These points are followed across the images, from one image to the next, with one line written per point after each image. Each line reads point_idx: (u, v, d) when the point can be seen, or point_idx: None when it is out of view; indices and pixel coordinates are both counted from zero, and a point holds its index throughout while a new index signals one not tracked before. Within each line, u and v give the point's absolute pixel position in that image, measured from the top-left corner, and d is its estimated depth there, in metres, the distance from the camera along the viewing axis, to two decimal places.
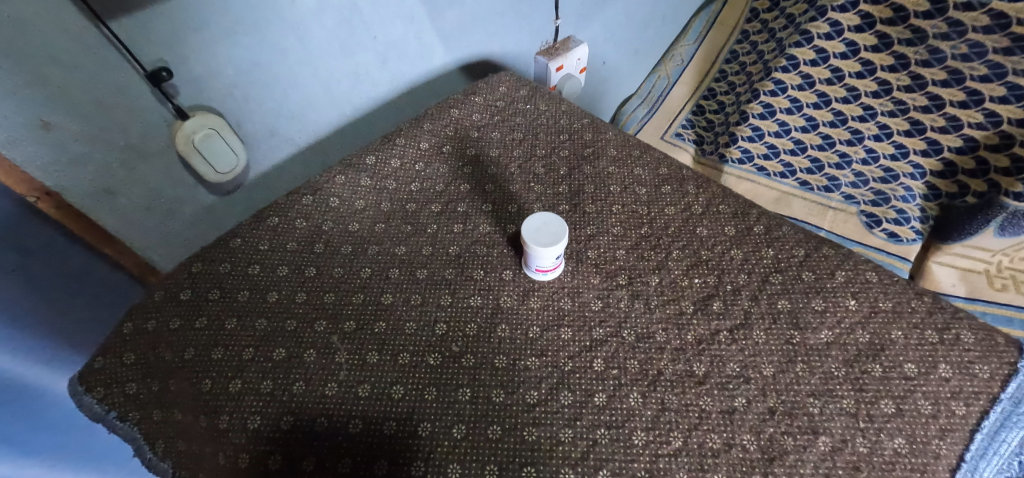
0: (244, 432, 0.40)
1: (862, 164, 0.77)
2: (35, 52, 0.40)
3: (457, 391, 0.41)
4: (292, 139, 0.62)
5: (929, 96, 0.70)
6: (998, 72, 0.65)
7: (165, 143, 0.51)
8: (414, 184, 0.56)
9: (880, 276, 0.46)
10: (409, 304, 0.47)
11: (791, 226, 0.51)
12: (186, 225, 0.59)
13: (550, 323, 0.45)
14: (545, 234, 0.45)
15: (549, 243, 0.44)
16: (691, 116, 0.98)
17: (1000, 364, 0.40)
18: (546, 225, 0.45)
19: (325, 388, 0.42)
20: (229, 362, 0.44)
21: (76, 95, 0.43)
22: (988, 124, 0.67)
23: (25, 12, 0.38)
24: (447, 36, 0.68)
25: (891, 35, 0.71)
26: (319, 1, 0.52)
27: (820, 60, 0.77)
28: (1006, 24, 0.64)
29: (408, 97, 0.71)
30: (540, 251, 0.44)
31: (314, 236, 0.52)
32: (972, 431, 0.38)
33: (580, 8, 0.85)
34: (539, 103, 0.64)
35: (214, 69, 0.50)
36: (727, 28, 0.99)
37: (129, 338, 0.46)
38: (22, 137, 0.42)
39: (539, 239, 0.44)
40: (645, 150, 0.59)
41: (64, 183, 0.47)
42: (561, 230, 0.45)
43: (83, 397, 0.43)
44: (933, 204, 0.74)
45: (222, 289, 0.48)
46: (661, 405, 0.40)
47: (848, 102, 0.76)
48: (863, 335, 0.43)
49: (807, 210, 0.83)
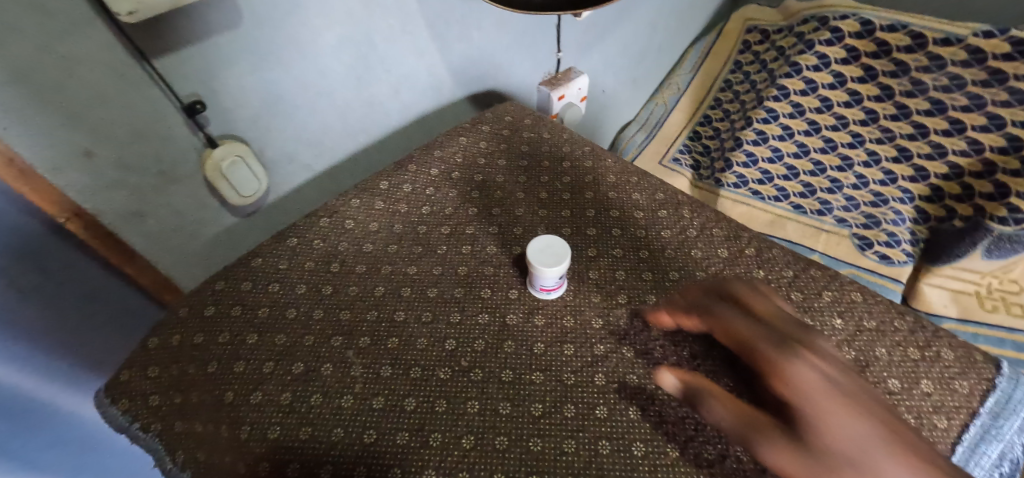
0: (264, 441, 0.42)
1: (853, 188, 0.85)
2: (83, 88, 0.43)
3: (466, 403, 0.44)
4: (309, 165, 0.66)
5: (915, 124, 0.80)
6: (978, 103, 0.75)
7: (193, 169, 0.54)
8: (425, 207, 0.59)
9: (864, 295, 0.49)
10: (421, 321, 0.49)
11: (781, 249, 0.54)
12: (209, 246, 0.62)
13: (553, 340, 0.48)
14: (549, 255, 0.48)
15: (554, 262, 0.47)
16: (688, 142, 1.04)
17: (978, 379, 0.43)
18: (549, 245, 0.49)
19: (341, 400, 0.44)
20: (249, 375, 0.46)
21: (116, 126, 0.47)
22: (971, 151, 0.76)
23: (78, 52, 0.42)
24: (456, 69, 0.73)
25: (876, 68, 0.82)
26: (338, 39, 0.57)
27: (809, 90, 0.88)
28: (983, 58, 0.74)
29: (419, 125, 0.75)
30: (546, 271, 0.47)
31: (330, 256, 0.55)
32: (954, 444, 0.41)
33: (579, 41, 0.88)
34: (542, 131, 0.68)
35: (240, 100, 0.54)
36: (721, 59, 1.07)
37: (154, 352, 0.49)
38: (65, 162, 0.46)
39: (544, 260, 0.47)
40: (642, 177, 0.62)
41: (99, 205, 0.50)
42: (563, 251, 0.48)
43: (108, 409, 0.46)
44: (922, 228, 0.82)
45: (243, 305, 0.51)
46: (659, 417, 0.42)
47: (838, 129, 0.86)
48: (849, 352, 0.45)
49: (801, 233, 0.89)
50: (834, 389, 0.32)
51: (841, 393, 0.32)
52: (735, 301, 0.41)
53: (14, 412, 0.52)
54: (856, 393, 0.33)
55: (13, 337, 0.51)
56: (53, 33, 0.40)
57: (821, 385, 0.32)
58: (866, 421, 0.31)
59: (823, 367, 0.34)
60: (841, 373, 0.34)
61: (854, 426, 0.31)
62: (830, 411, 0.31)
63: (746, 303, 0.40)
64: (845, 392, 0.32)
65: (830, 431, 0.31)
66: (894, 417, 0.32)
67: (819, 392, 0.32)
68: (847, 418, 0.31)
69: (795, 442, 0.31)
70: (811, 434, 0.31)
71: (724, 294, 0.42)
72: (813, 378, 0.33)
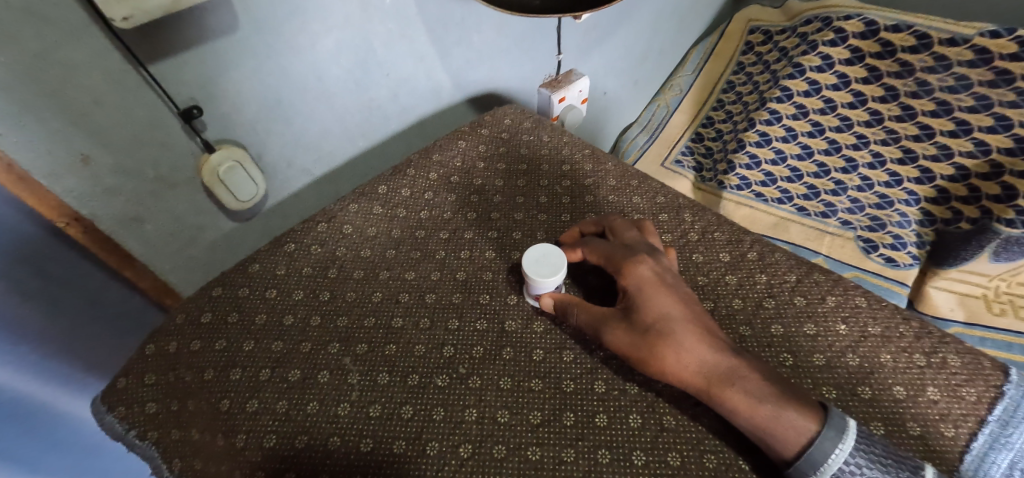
0: (260, 450, 0.42)
1: (858, 190, 0.84)
2: (80, 94, 0.43)
3: (464, 411, 0.43)
4: (309, 170, 0.66)
5: (920, 125, 0.80)
6: (984, 103, 0.75)
7: (191, 174, 0.54)
8: (423, 212, 0.59)
9: (868, 301, 0.48)
10: (418, 328, 0.49)
11: (783, 253, 0.53)
12: (207, 251, 0.62)
13: (553, 346, 0.47)
14: (546, 265, 0.47)
15: (548, 273, 0.46)
16: (690, 144, 1.03)
17: (986, 386, 0.43)
18: (545, 255, 0.48)
19: (338, 408, 0.44)
20: (246, 382, 0.46)
21: (113, 131, 0.47)
22: (978, 153, 0.76)
23: (75, 58, 0.41)
24: (455, 72, 0.73)
25: (880, 69, 0.83)
26: (337, 43, 0.56)
27: (812, 91, 0.88)
28: (989, 58, 0.75)
29: (419, 128, 0.74)
30: (540, 281, 0.46)
31: (328, 261, 0.54)
32: (962, 453, 0.40)
33: (581, 43, 0.87)
34: (542, 134, 0.68)
35: (239, 105, 0.53)
36: (724, 60, 1.08)
37: (151, 358, 0.48)
38: (64, 169, 0.46)
39: (539, 271, 0.47)
40: (643, 180, 0.62)
41: (96, 210, 0.50)
42: (559, 263, 0.47)
43: (105, 416, 0.46)
44: (929, 230, 0.81)
45: (240, 312, 0.51)
46: (660, 425, 0.42)
47: (842, 130, 0.86)
48: (853, 359, 0.45)
49: (805, 235, 0.87)
50: (659, 283, 0.43)
51: (664, 285, 0.43)
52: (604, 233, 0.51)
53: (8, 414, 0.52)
54: (675, 286, 0.43)
55: (14, 341, 0.51)
56: (50, 40, 0.40)
57: (654, 280, 0.43)
58: (678, 303, 0.41)
59: (656, 269, 0.44)
60: (668, 275, 0.44)
61: (669, 304, 0.41)
62: (655, 295, 0.42)
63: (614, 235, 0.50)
64: (669, 287, 0.43)
65: (649, 306, 0.41)
66: (702, 307, 0.42)
67: (648, 284, 0.43)
68: (668, 298, 0.42)
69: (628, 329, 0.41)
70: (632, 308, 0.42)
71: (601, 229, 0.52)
72: (645, 275, 0.44)
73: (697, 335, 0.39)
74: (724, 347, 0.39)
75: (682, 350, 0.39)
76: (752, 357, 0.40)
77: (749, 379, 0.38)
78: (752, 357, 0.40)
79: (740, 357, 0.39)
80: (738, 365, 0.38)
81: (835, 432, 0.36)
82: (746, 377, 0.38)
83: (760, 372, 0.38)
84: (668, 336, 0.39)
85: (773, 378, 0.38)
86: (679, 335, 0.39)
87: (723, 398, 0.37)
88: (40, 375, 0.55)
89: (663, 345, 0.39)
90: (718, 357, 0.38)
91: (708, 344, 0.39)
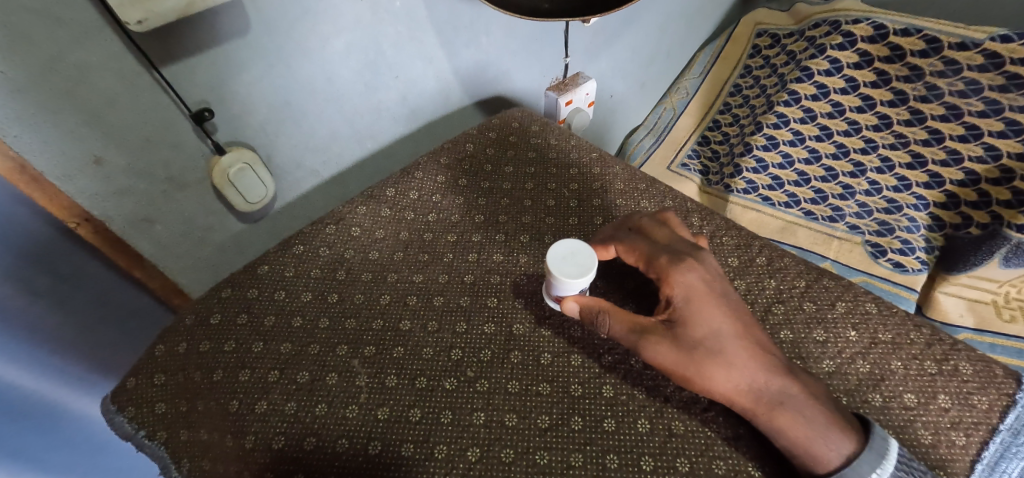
0: (269, 452, 0.42)
1: (866, 195, 0.84)
2: (93, 96, 0.44)
3: (472, 414, 0.43)
4: (318, 172, 0.66)
5: (929, 130, 0.79)
6: (995, 108, 0.74)
7: (201, 176, 0.54)
8: (431, 214, 0.59)
9: (879, 307, 0.48)
10: (426, 331, 0.49)
11: (792, 258, 0.53)
12: (216, 253, 0.62)
13: (560, 350, 0.47)
14: (573, 264, 0.45)
15: (576, 274, 0.44)
16: (697, 147, 1.03)
17: (998, 395, 0.42)
18: (574, 254, 0.45)
19: (346, 410, 0.44)
20: (255, 384, 0.46)
21: (126, 133, 0.47)
22: (988, 157, 0.75)
23: (89, 61, 0.42)
24: (464, 75, 0.73)
25: (889, 73, 0.83)
26: (347, 46, 0.57)
27: (820, 95, 0.88)
28: (1000, 63, 0.74)
29: (426, 130, 0.75)
30: (567, 282, 0.44)
31: (336, 264, 0.55)
32: (973, 461, 0.40)
33: (589, 46, 0.87)
34: (549, 137, 0.68)
35: (249, 108, 0.54)
36: (731, 63, 1.08)
37: (160, 359, 0.49)
38: (76, 171, 0.46)
39: (567, 271, 0.44)
40: (650, 184, 0.62)
41: (108, 211, 0.50)
42: (589, 263, 0.45)
43: (115, 416, 0.46)
44: (938, 235, 0.80)
45: (249, 314, 0.51)
46: (669, 431, 0.42)
47: (850, 135, 0.86)
48: (863, 365, 0.44)
49: (812, 239, 0.87)
50: (707, 293, 0.42)
51: (712, 296, 0.42)
52: (641, 230, 0.49)
53: (27, 415, 0.53)
54: (724, 297, 0.42)
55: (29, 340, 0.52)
56: (63, 43, 0.40)
57: (702, 291, 0.42)
58: (727, 317, 0.41)
59: (705, 277, 0.43)
60: (716, 283, 0.43)
61: (718, 319, 0.40)
62: (704, 308, 0.41)
63: (652, 233, 0.48)
64: (718, 298, 0.42)
65: (698, 321, 0.40)
66: (749, 319, 0.42)
67: (696, 295, 0.42)
68: (716, 312, 0.41)
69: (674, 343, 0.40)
70: (679, 320, 0.41)
71: (637, 224, 0.50)
72: (693, 284, 0.42)
73: (745, 353, 0.39)
74: (773, 366, 0.39)
75: (730, 367, 0.39)
76: (798, 373, 0.40)
77: (797, 400, 0.38)
78: (797, 374, 0.40)
79: (787, 375, 0.39)
80: (788, 386, 0.38)
81: (875, 456, 0.36)
82: (792, 397, 0.38)
83: (807, 391, 0.38)
84: (717, 353, 0.39)
85: (819, 396, 0.39)
86: (727, 354, 0.39)
87: (769, 418, 0.38)
88: (49, 375, 0.55)
89: (712, 362, 0.39)
90: (765, 377, 0.38)
91: (757, 363, 0.39)
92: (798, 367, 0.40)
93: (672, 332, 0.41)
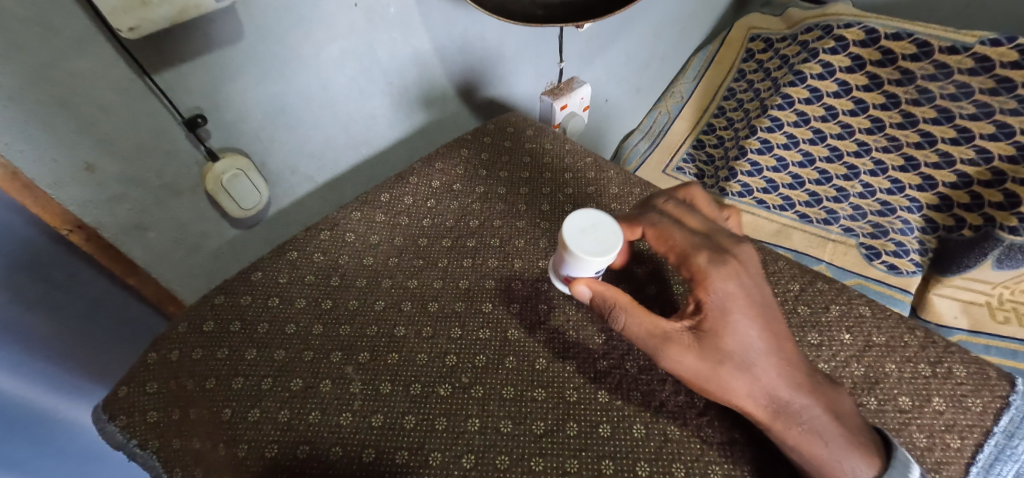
0: (262, 460, 0.42)
1: (860, 197, 0.85)
2: (86, 103, 0.43)
3: (467, 421, 0.43)
4: (312, 178, 0.66)
5: (921, 133, 0.80)
6: (986, 111, 0.75)
7: (195, 182, 0.54)
8: (426, 220, 0.59)
9: (872, 310, 0.48)
10: (421, 336, 0.49)
11: (786, 261, 0.53)
12: (210, 259, 0.62)
13: (555, 355, 0.47)
14: (595, 239, 0.41)
15: (598, 251, 0.41)
16: (692, 151, 1.04)
17: (991, 397, 0.42)
18: (596, 229, 0.42)
19: (340, 417, 0.44)
20: (248, 391, 0.46)
21: (119, 140, 0.47)
22: (980, 160, 0.76)
23: (82, 68, 0.42)
24: (459, 80, 0.73)
25: (881, 76, 0.83)
26: (341, 52, 0.57)
27: (814, 99, 0.89)
28: (990, 66, 0.75)
29: (422, 135, 0.75)
30: (588, 260, 0.41)
31: (330, 270, 0.54)
32: (968, 464, 0.40)
33: (583, 51, 0.88)
34: (544, 142, 0.68)
35: (242, 114, 0.54)
36: (725, 67, 1.08)
37: (152, 367, 0.48)
38: (68, 178, 0.46)
39: (588, 248, 0.41)
40: (645, 188, 0.62)
41: (99, 218, 0.50)
42: (613, 238, 0.41)
43: (106, 425, 0.46)
44: (931, 237, 0.81)
45: (242, 321, 0.50)
46: (664, 436, 0.42)
47: (843, 138, 0.86)
48: (858, 368, 0.44)
49: (807, 242, 0.88)
50: (743, 301, 0.39)
51: (748, 304, 0.39)
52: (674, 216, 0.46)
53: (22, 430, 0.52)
54: (760, 307, 0.40)
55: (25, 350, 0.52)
56: (56, 50, 0.40)
57: (739, 300, 0.39)
58: (761, 330, 0.39)
59: (742, 281, 0.40)
60: (753, 288, 0.40)
61: (752, 330, 0.39)
62: (738, 318, 0.39)
63: (685, 221, 0.45)
64: (754, 308, 0.40)
65: (730, 331, 0.38)
66: (780, 328, 0.40)
67: (732, 303, 0.39)
68: (749, 323, 0.39)
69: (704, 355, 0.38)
70: (710, 329, 0.39)
71: (672, 208, 0.47)
72: (729, 289, 0.40)
73: (773, 368, 0.38)
74: (800, 383, 0.38)
75: (758, 385, 0.38)
76: (823, 388, 0.40)
77: (818, 420, 0.38)
78: (820, 387, 0.39)
79: (810, 390, 0.39)
80: (811, 406, 0.38)
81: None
82: (811, 412, 0.38)
83: (829, 410, 0.38)
84: (745, 367, 0.38)
85: (837, 411, 0.39)
86: (757, 372, 0.38)
87: (788, 436, 0.38)
88: (41, 384, 0.54)
89: (738, 376, 0.38)
90: (791, 396, 0.38)
91: (784, 380, 0.38)
92: (821, 379, 0.40)
93: (701, 341, 0.39)
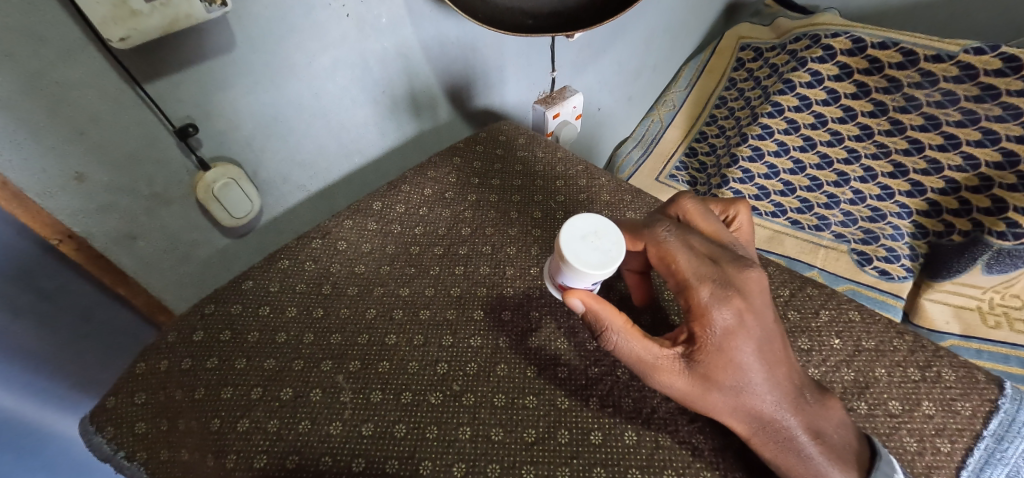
0: (250, 471, 0.41)
1: (850, 203, 0.86)
2: (77, 113, 0.43)
3: (458, 429, 0.43)
4: (304, 186, 0.66)
5: (909, 139, 0.81)
6: (971, 118, 0.76)
7: (186, 191, 0.54)
8: (418, 227, 0.59)
9: (861, 315, 0.48)
10: (412, 345, 0.49)
11: (776, 267, 0.53)
12: (200, 268, 0.61)
13: (546, 363, 0.47)
14: (599, 249, 0.41)
15: (600, 261, 0.40)
16: (684, 159, 1.05)
17: (981, 401, 0.43)
18: (600, 240, 0.41)
19: (330, 427, 0.43)
20: (237, 401, 0.45)
21: (109, 149, 0.47)
22: (968, 167, 0.77)
23: (72, 78, 0.42)
24: (451, 88, 0.73)
25: (868, 84, 0.84)
26: (333, 62, 0.57)
27: (803, 106, 0.90)
28: (975, 74, 0.76)
29: (415, 143, 0.75)
30: (591, 270, 0.40)
31: (322, 278, 0.54)
32: (958, 468, 0.40)
33: (575, 60, 0.88)
34: (536, 150, 0.68)
35: (235, 123, 0.54)
36: (717, 76, 1.10)
37: (141, 377, 0.48)
38: (58, 187, 0.46)
39: (587, 260, 0.40)
40: (636, 196, 0.63)
41: (89, 228, 0.50)
42: (614, 252, 0.40)
43: (93, 436, 0.45)
44: (921, 243, 0.82)
45: (233, 330, 0.50)
46: (656, 443, 0.42)
47: (833, 145, 0.87)
48: (848, 373, 0.45)
49: (799, 248, 0.88)
50: (742, 336, 0.38)
51: (747, 340, 0.38)
52: (681, 235, 0.43)
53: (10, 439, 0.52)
54: (760, 340, 0.38)
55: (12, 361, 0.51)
56: (46, 61, 0.40)
57: (739, 335, 0.38)
58: (758, 364, 0.38)
59: (743, 315, 0.38)
60: (755, 321, 0.38)
61: (748, 364, 0.37)
62: (735, 353, 0.37)
63: (689, 239, 0.43)
64: (754, 342, 0.38)
65: (725, 366, 0.37)
66: (778, 356, 0.39)
67: (730, 338, 0.37)
68: (747, 358, 0.37)
69: (695, 389, 0.38)
70: (704, 363, 0.37)
71: (675, 225, 0.44)
72: (728, 324, 0.38)
73: (767, 401, 0.38)
74: (793, 412, 0.38)
75: (748, 416, 0.38)
76: (821, 416, 0.39)
77: (811, 449, 0.38)
78: (814, 413, 0.39)
79: (804, 420, 0.38)
80: (804, 435, 0.38)
81: None
82: (802, 439, 0.38)
83: (822, 439, 0.38)
84: (736, 399, 0.37)
85: (830, 435, 0.38)
86: (748, 405, 0.37)
87: (777, 463, 0.38)
88: (29, 394, 0.54)
89: (727, 409, 0.38)
90: (782, 426, 0.38)
91: (776, 412, 0.38)
92: (816, 404, 0.39)
93: (694, 373, 0.38)
